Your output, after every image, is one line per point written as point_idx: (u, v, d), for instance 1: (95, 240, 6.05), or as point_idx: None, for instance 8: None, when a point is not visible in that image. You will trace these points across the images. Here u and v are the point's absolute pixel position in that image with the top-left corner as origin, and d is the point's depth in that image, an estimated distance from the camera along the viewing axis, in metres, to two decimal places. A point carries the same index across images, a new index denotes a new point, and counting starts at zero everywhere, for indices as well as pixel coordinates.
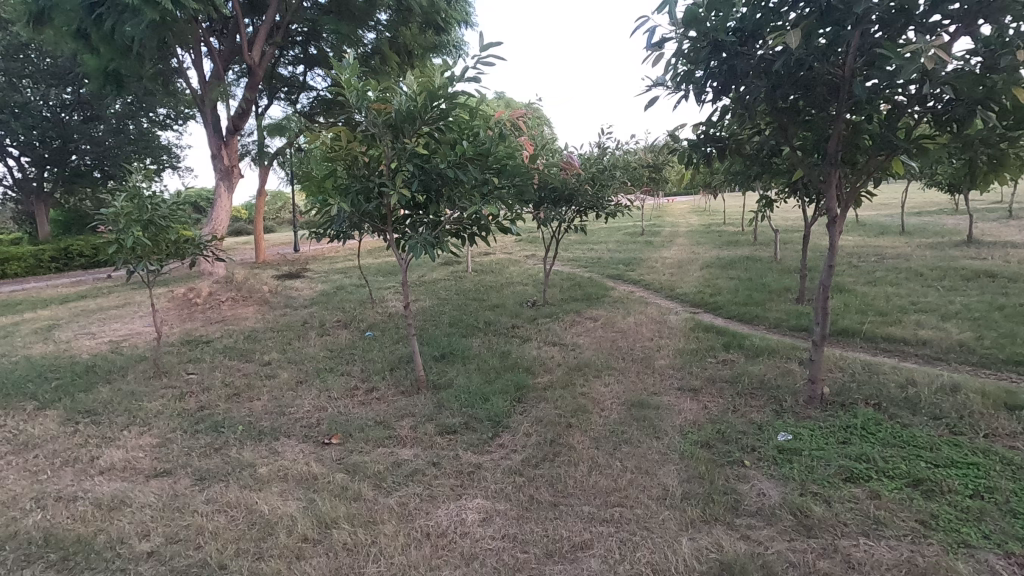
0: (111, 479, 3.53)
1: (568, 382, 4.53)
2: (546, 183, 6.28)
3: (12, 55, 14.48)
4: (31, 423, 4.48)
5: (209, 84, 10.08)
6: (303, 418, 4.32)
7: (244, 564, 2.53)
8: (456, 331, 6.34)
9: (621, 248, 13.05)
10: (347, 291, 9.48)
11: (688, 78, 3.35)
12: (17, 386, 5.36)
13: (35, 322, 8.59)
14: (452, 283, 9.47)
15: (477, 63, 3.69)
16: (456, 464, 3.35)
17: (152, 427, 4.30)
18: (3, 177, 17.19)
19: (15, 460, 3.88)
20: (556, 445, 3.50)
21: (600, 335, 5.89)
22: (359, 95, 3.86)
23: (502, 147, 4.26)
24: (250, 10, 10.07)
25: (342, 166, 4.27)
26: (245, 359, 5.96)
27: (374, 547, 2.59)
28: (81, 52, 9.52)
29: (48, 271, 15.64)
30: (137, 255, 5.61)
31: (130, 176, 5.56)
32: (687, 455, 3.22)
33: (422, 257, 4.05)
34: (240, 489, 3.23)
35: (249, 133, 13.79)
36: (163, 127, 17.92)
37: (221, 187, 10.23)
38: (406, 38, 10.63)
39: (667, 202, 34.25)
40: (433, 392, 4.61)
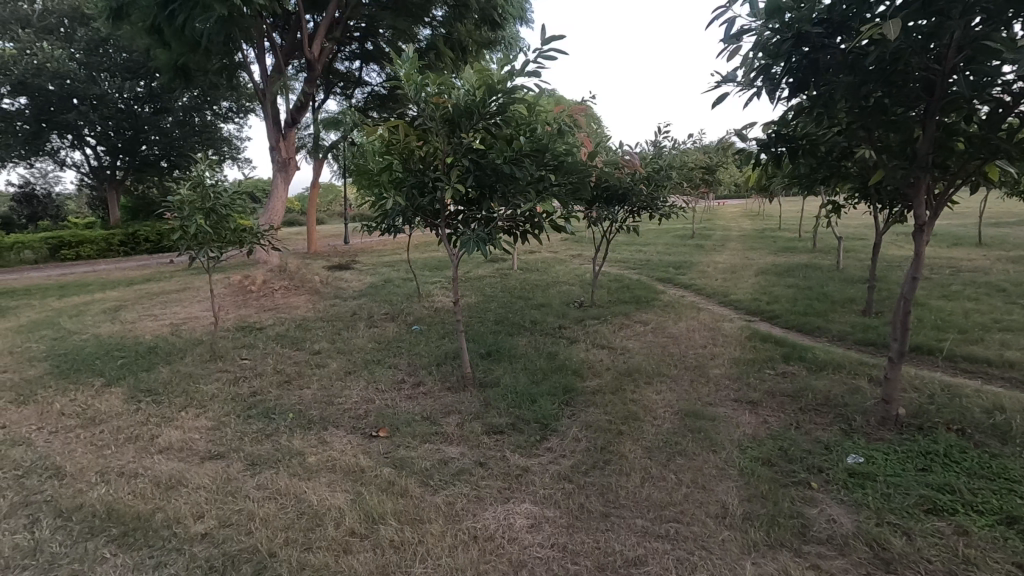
0: (168, 459, 3.64)
1: (618, 388, 4.39)
2: (600, 182, 6.14)
3: (93, 50, 15.30)
4: (98, 399, 4.71)
5: (271, 78, 10.39)
6: (351, 408, 4.35)
7: (293, 554, 2.54)
8: (502, 329, 6.27)
9: (671, 250, 12.72)
10: (395, 284, 9.58)
11: (763, 72, 3.14)
12: (87, 363, 5.65)
13: (104, 302, 9.09)
14: (498, 280, 9.45)
15: (538, 57, 3.58)
16: (503, 466, 3.29)
17: (208, 410, 4.43)
18: (80, 165, 18.33)
19: (82, 433, 4.07)
20: (606, 452, 3.39)
21: (650, 340, 5.70)
22: (418, 88, 3.82)
23: (561, 144, 4.15)
24: (311, 6, 10.30)
25: (398, 160, 4.26)
26: (295, 347, 6.08)
27: (421, 546, 2.55)
28: (154, 47, 9.94)
29: (117, 254, 16.57)
30: (200, 242, 5.81)
31: (195, 166, 5.78)
32: (748, 471, 3.04)
33: (474, 254, 4.00)
34: (289, 478, 3.27)
35: (306, 127, 14.17)
36: (225, 119, 18.70)
37: (278, 179, 10.53)
38: (461, 34, 10.66)
39: (718, 204, 33.53)
40: (480, 390, 4.56)
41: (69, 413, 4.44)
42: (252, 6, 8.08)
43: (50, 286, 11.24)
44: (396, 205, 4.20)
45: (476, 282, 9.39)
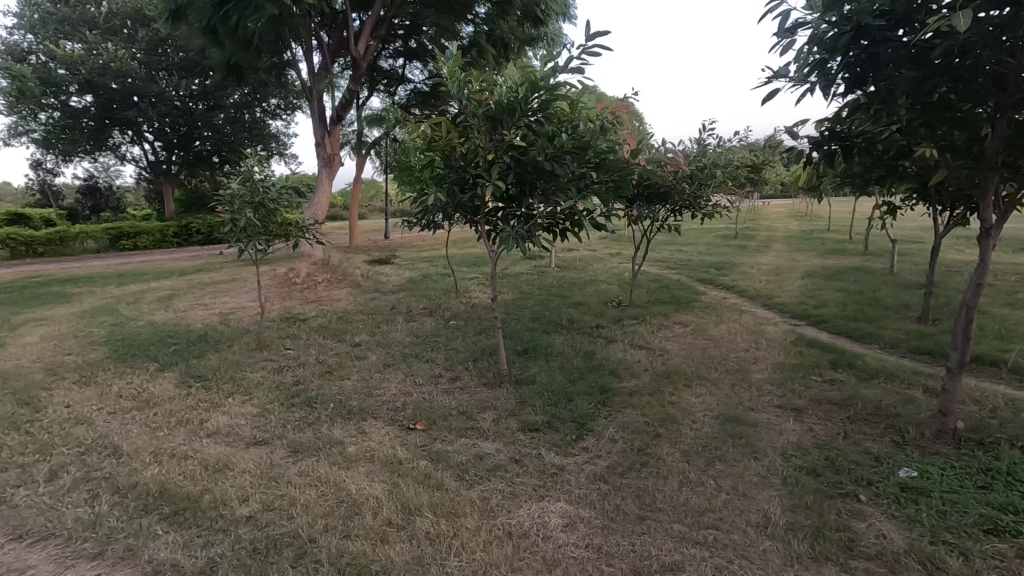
0: (216, 443, 3.79)
1: (656, 390, 4.31)
2: (642, 181, 6.03)
3: (153, 50, 16.03)
4: (153, 383, 4.95)
5: (318, 76, 10.65)
6: (389, 401, 4.43)
7: (332, 541, 2.60)
8: (539, 326, 6.26)
9: (713, 250, 12.42)
10: (433, 279, 9.70)
11: (818, 67, 3.02)
12: (143, 348, 5.94)
13: (159, 291, 9.54)
14: (535, 277, 9.44)
15: (581, 53, 3.53)
16: (539, 464, 3.28)
17: (253, 397, 4.60)
18: (139, 159, 19.28)
19: (138, 415, 4.29)
20: (643, 454, 3.34)
21: (689, 342, 5.59)
22: (461, 85, 3.83)
23: (603, 141, 4.10)
24: (357, 5, 10.51)
25: (439, 156, 4.28)
26: (337, 339, 6.23)
27: (455, 540, 2.58)
28: (209, 47, 10.35)
29: (171, 245, 17.37)
30: (249, 235, 6.03)
31: (245, 160, 5.99)
32: (792, 481, 2.95)
33: (513, 250, 4.00)
34: (330, 466, 3.35)
35: (350, 124, 14.49)
36: (274, 116, 19.32)
37: (322, 174, 10.78)
38: (504, 30, 10.70)
39: (763, 204, 32.65)
40: (515, 387, 4.56)
41: (126, 395, 4.69)
42: (301, 6, 8.33)
43: (110, 274, 11.86)
44: (437, 201, 4.24)
45: (512, 279, 9.40)
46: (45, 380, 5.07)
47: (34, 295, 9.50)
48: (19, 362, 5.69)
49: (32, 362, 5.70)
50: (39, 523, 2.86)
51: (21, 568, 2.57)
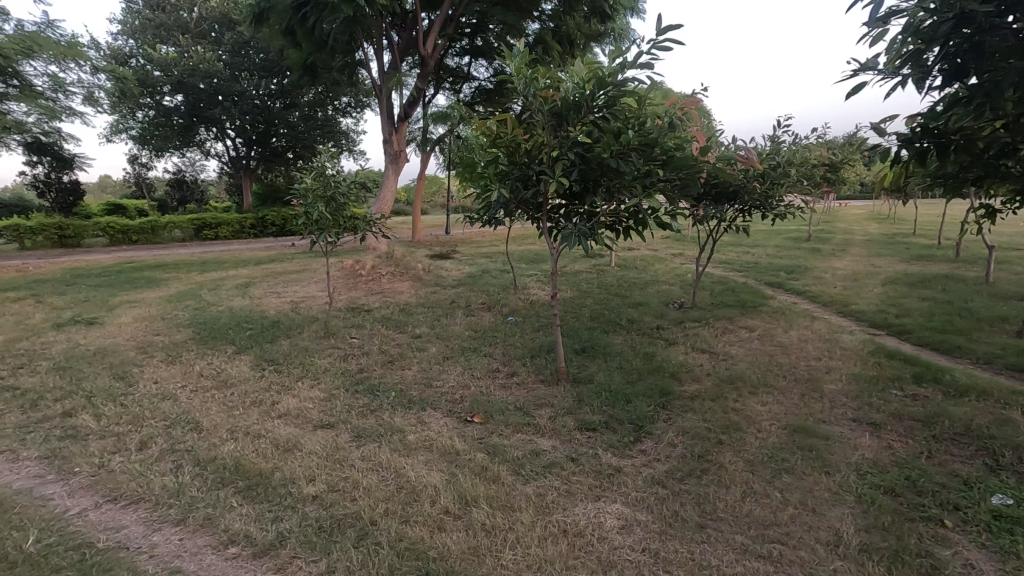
0: (286, 424, 3.99)
1: (719, 396, 4.16)
2: (710, 180, 5.83)
3: (237, 52, 17.02)
4: (231, 364, 5.28)
5: (387, 74, 10.97)
6: (448, 392, 4.52)
7: (392, 524, 2.69)
8: (597, 325, 6.19)
9: (783, 253, 11.83)
10: (492, 275, 9.79)
11: (912, 59, 2.81)
12: (222, 332, 6.34)
13: (237, 278, 10.15)
14: (595, 276, 9.34)
15: (652, 48, 3.41)
16: (595, 464, 3.26)
17: (321, 381, 4.82)
18: (222, 155, 20.56)
19: (217, 393, 4.60)
20: (704, 461, 3.24)
21: (756, 348, 5.36)
22: (527, 82, 3.80)
23: (671, 137, 3.96)
24: (427, 5, 10.76)
25: (504, 153, 4.28)
26: (399, 330, 6.41)
27: (511, 534, 2.60)
28: (287, 48, 10.87)
29: (249, 236, 18.48)
30: (320, 227, 6.31)
31: (319, 156, 6.25)
32: (867, 499, 2.78)
33: (575, 248, 3.96)
34: (391, 452, 3.46)
35: (416, 122, 14.85)
36: (344, 113, 20.09)
37: (389, 170, 11.09)
38: (570, 27, 10.67)
39: (841, 205, 30.86)
40: (573, 386, 4.53)
41: (208, 374, 5.03)
42: (374, 7, 8.63)
43: (194, 261, 12.73)
44: (500, 197, 4.26)
45: (572, 277, 9.33)
46: (137, 358, 5.52)
47: (129, 279, 10.34)
48: (115, 340, 6.22)
49: (126, 340, 6.21)
50: (132, 487, 3.12)
51: (115, 527, 2.81)
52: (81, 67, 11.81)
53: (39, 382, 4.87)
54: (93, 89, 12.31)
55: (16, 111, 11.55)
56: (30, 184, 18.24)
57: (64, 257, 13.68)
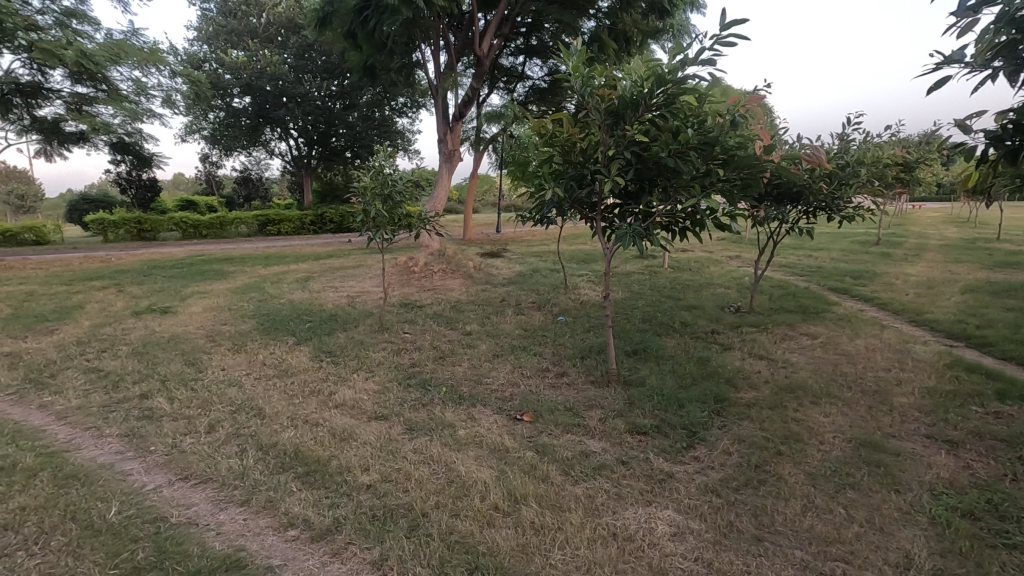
0: (342, 414, 4.13)
1: (778, 405, 4.00)
2: (772, 180, 5.59)
3: (301, 55, 17.74)
4: (292, 355, 5.52)
5: (444, 75, 11.14)
6: (498, 390, 4.56)
7: (443, 517, 2.74)
8: (649, 328, 6.07)
9: (849, 257, 11.24)
10: (542, 274, 9.77)
11: (1005, 50, 2.59)
12: (283, 324, 6.63)
13: (297, 272, 10.60)
14: (647, 277, 9.18)
15: (715, 44, 3.31)
16: (647, 468, 3.20)
17: (375, 374, 4.96)
18: (285, 154, 21.49)
19: (279, 382, 4.82)
20: (761, 471, 3.13)
21: (818, 356, 5.12)
22: (584, 81, 3.77)
23: (733, 136, 3.83)
24: (483, 5, 10.87)
25: (558, 152, 4.25)
26: (450, 327, 6.51)
27: (560, 534, 2.59)
28: (349, 50, 11.24)
29: (308, 232, 19.27)
30: (377, 224, 6.48)
31: (376, 155, 6.42)
32: (942, 521, 2.61)
33: (629, 248, 3.90)
34: (442, 446, 3.52)
35: (469, 121, 15.02)
36: (401, 114, 20.58)
37: (443, 168, 11.27)
38: (626, 24, 10.53)
39: (915, 208, 29.03)
40: (624, 388, 4.46)
41: (270, 363, 5.28)
42: (432, 8, 8.80)
43: (258, 256, 13.36)
44: (554, 196, 4.24)
45: (624, 278, 9.20)
46: (207, 345, 5.86)
47: (199, 270, 10.99)
48: (187, 328, 6.61)
49: (197, 329, 6.59)
50: (201, 468, 3.32)
51: (186, 504, 2.99)
52: (161, 72, 12.64)
53: (120, 365, 5.24)
54: (171, 92, 13.14)
55: (104, 113, 12.50)
56: (114, 180, 19.68)
57: (142, 249, 14.70)
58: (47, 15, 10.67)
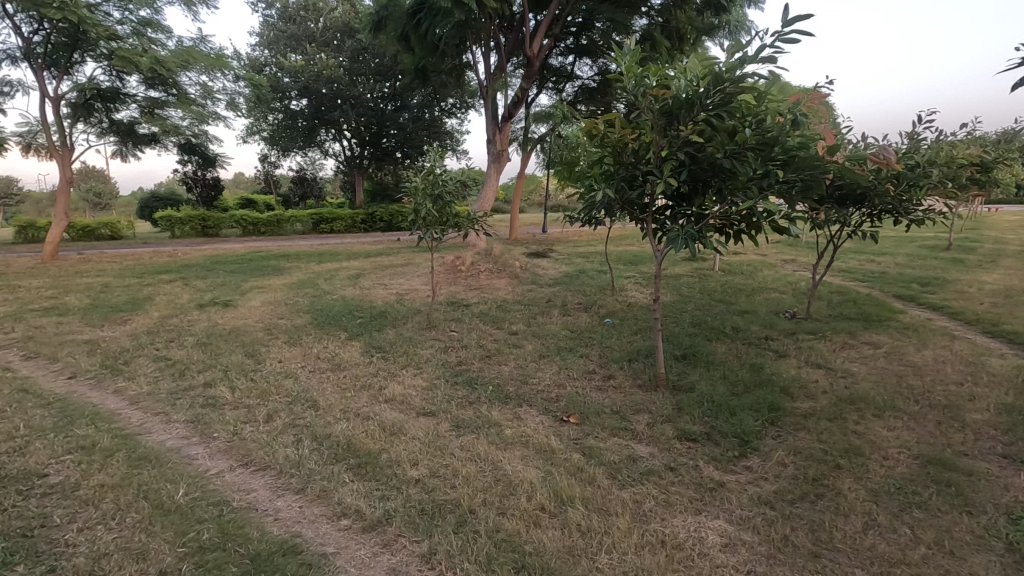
0: (392, 408, 4.24)
1: (837, 416, 3.83)
2: (834, 182, 5.35)
3: (356, 58, 18.26)
4: (344, 349, 5.70)
5: (494, 75, 11.22)
6: (544, 390, 4.56)
7: (489, 515, 2.77)
8: (699, 332, 5.93)
9: (916, 263, 10.64)
10: (589, 275, 9.70)
11: None
12: (335, 319, 6.85)
13: (349, 269, 10.93)
14: (697, 280, 8.97)
15: (776, 41, 3.19)
16: (696, 476, 3.14)
17: (423, 370, 5.06)
18: (338, 155, 22.17)
19: (332, 375, 5.00)
20: (819, 484, 3.01)
21: (882, 366, 4.87)
22: (637, 81, 3.72)
23: (793, 136, 3.69)
24: (534, 6, 10.89)
25: (610, 153, 4.20)
26: (496, 326, 6.57)
27: (606, 538, 2.58)
28: (402, 53, 11.50)
29: (359, 230, 19.81)
30: (426, 224, 6.60)
31: (428, 155, 6.54)
32: (1020, 549, 2.44)
33: (681, 251, 3.82)
34: (489, 445, 3.56)
35: (518, 122, 15.09)
36: (450, 114, 20.87)
37: (491, 168, 11.35)
38: (680, 21, 10.34)
39: (991, 211, 27.21)
40: (672, 393, 4.38)
41: (324, 357, 5.48)
42: (484, 10, 8.90)
43: (312, 253, 13.85)
44: (605, 197, 4.20)
45: (673, 281, 9.01)
46: (265, 338, 6.13)
47: (258, 266, 11.48)
48: (247, 321, 6.94)
49: (255, 322, 6.90)
50: (260, 455, 3.48)
51: (247, 489, 3.14)
52: (226, 77, 13.26)
53: (186, 355, 5.55)
54: (234, 96, 13.78)
55: (174, 116, 13.23)
56: (181, 179, 20.86)
57: (206, 244, 15.54)
58: (125, 24, 11.38)
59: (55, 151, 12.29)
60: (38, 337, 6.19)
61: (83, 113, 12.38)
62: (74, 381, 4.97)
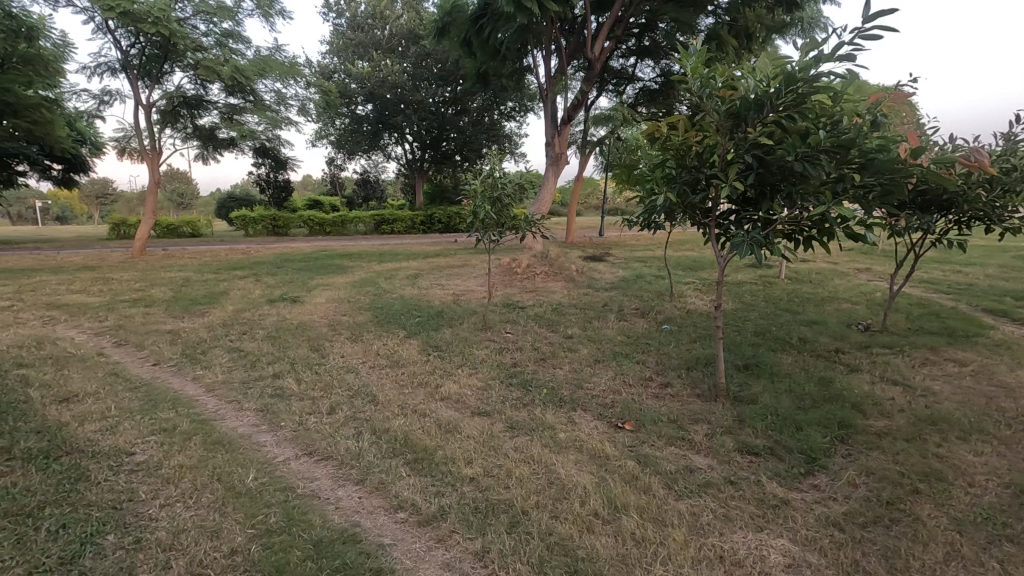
0: (447, 407, 4.32)
1: (916, 437, 3.58)
2: (917, 186, 5.00)
3: (420, 63, 18.76)
4: (403, 347, 5.87)
5: (554, 79, 11.22)
6: (599, 396, 4.51)
7: (542, 517, 2.77)
8: (762, 342, 5.70)
9: (1010, 275, 9.78)
10: (647, 280, 9.53)
11: None
12: (394, 317, 7.06)
13: (408, 269, 11.22)
14: (761, 288, 8.62)
15: (855, 37, 3.02)
16: (758, 492, 3.01)
17: (478, 371, 5.13)
18: (400, 158, 22.82)
19: (391, 371, 5.15)
20: (893, 509, 2.83)
21: (968, 386, 4.50)
22: (703, 82, 3.62)
23: (872, 138, 3.48)
24: (597, 8, 10.82)
25: (673, 156, 4.10)
26: (552, 329, 6.56)
27: (662, 549, 2.52)
28: (464, 58, 11.70)
29: (418, 231, 20.29)
30: (485, 226, 6.69)
31: (487, 158, 6.63)
32: None
33: (745, 258, 3.68)
34: (542, 447, 3.56)
35: (577, 124, 15.06)
36: (509, 117, 21.07)
37: (549, 171, 11.36)
38: (749, 19, 10.02)
39: None
40: (733, 404, 4.23)
41: (384, 353, 5.65)
42: (546, 13, 8.93)
43: (373, 253, 14.32)
44: (666, 201, 4.11)
45: (736, 288, 8.69)
46: (329, 334, 6.39)
47: (323, 264, 11.99)
48: (312, 317, 7.26)
49: (320, 317, 7.22)
50: (323, 445, 3.63)
51: (311, 477, 3.29)
52: (298, 83, 13.94)
53: (257, 347, 5.87)
54: (305, 101, 14.44)
55: (251, 122, 14.03)
56: (256, 181, 22.10)
57: (276, 243, 16.38)
58: (209, 36, 12.17)
59: (146, 155, 13.32)
60: (128, 326, 6.73)
61: (170, 119, 13.36)
62: (158, 367, 5.36)
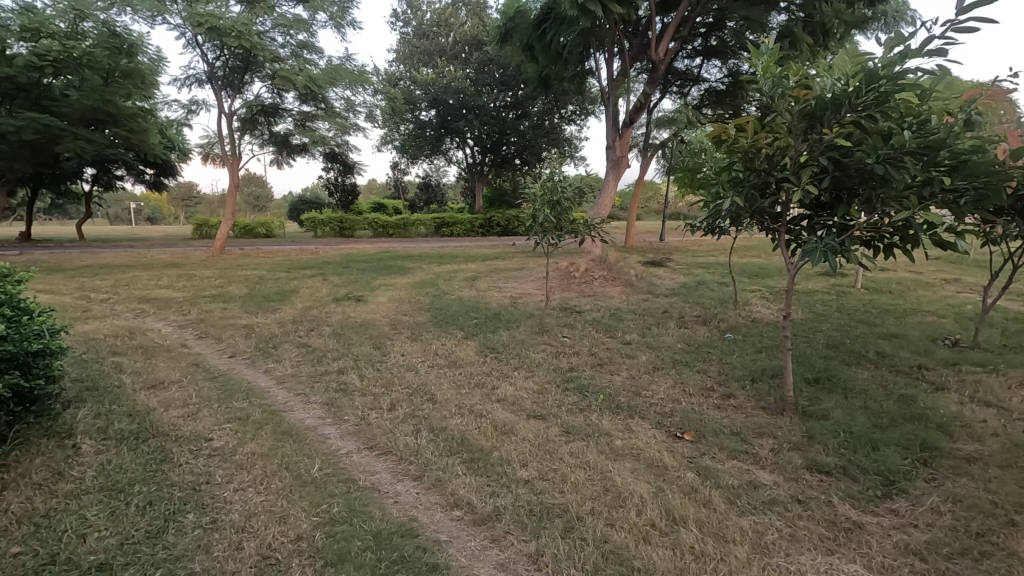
0: (503, 409, 4.34)
1: (1011, 465, 3.28)
2: (1016, 189, 4.59)
3: (482, 69, 19.04)
4: (461, 348, 5.96)
5: (616, 81, 11.08)
6: (657, 404, 4.41)
7: (598, 525, 2.74)
8: (834, 355, 5.39)
9: None
10: (709, 287, 9.23)
11: None
12: (453, 318, 7.18)
13: (466, 271, 11.38)
14: (834, 297, 8.16)
15: (947, 31, 2.82)
16: (830, 513, 2.85)
17: (535, 374, 5.13)
18: (461, 162, 23.23)
19: (449, 371, 5.24)
20: (983, 541, 2.60)
21: None
22: (775, 82, 3.45)
23: (965, 138, 3.23)
24: (662, 8, 10.61)
25: (740, 159, 3.95)
26: (610, 334, 6.48)
27: (723, 565, 2.43)
28: (526, 62, 11.77)
29: (477, 233, 20.52)
30: (544, 229, 6.69)
31: (548, 162, 6.64)
32: None
33: (819, 265, 3.49)
34: (599, 454, 3.52)
35: (639, 127, 14.83)
36: (570, 121, 21.01)
37: (610, 175, 11.22)
38: (826, 15, 9.54)
39: None
40: (802, 419, 4.02)
41: (442, 353, 5.76)
42: (610, 16, 8.85)
43: (433, 254, 14.64)
44: (732, 206, 3.95)
45: (806, 297, 8.26)
46: (390, 332, 6.59)
47: (385, 265, 12.39)
48: (375, 315, 7.50)
49: (382, 317, 7.45)
50: (383, 441, 3.74)
51: (371, 470, 3.40)
52: (366, 91, 14.49)
53: (323, 343, 6.13)
54: (372, 108, 14.99)
55: (322, 128, 14.71)
56: (325, 185, 23.12)
57: (342, 244, 17.07)
58: (286, 47, 12.88)
59: (227, 160, 14.23)
60: (208, 320, 7.20)
61: (249, 126, 14.22)
62: (233, 359, 5.70)
